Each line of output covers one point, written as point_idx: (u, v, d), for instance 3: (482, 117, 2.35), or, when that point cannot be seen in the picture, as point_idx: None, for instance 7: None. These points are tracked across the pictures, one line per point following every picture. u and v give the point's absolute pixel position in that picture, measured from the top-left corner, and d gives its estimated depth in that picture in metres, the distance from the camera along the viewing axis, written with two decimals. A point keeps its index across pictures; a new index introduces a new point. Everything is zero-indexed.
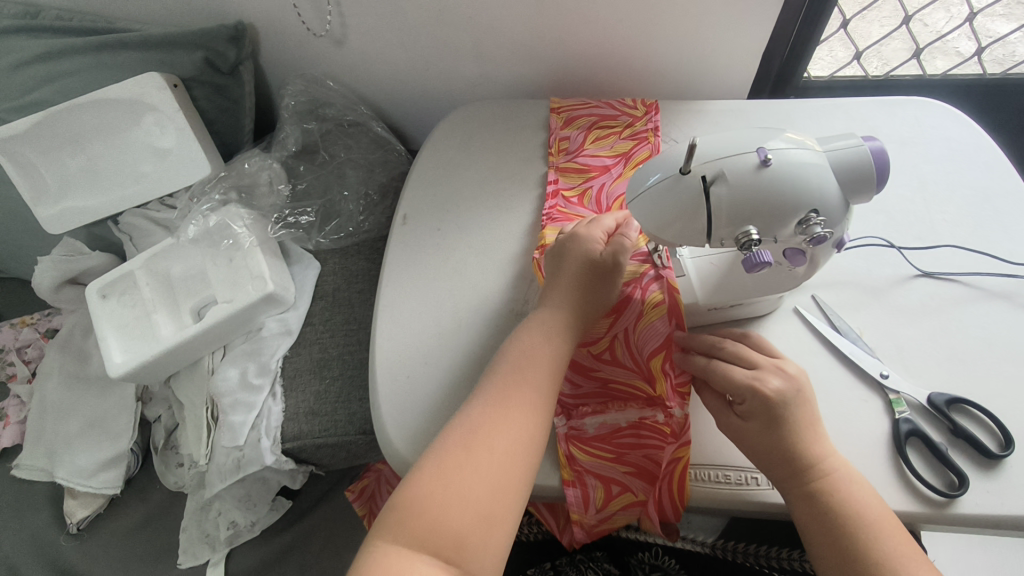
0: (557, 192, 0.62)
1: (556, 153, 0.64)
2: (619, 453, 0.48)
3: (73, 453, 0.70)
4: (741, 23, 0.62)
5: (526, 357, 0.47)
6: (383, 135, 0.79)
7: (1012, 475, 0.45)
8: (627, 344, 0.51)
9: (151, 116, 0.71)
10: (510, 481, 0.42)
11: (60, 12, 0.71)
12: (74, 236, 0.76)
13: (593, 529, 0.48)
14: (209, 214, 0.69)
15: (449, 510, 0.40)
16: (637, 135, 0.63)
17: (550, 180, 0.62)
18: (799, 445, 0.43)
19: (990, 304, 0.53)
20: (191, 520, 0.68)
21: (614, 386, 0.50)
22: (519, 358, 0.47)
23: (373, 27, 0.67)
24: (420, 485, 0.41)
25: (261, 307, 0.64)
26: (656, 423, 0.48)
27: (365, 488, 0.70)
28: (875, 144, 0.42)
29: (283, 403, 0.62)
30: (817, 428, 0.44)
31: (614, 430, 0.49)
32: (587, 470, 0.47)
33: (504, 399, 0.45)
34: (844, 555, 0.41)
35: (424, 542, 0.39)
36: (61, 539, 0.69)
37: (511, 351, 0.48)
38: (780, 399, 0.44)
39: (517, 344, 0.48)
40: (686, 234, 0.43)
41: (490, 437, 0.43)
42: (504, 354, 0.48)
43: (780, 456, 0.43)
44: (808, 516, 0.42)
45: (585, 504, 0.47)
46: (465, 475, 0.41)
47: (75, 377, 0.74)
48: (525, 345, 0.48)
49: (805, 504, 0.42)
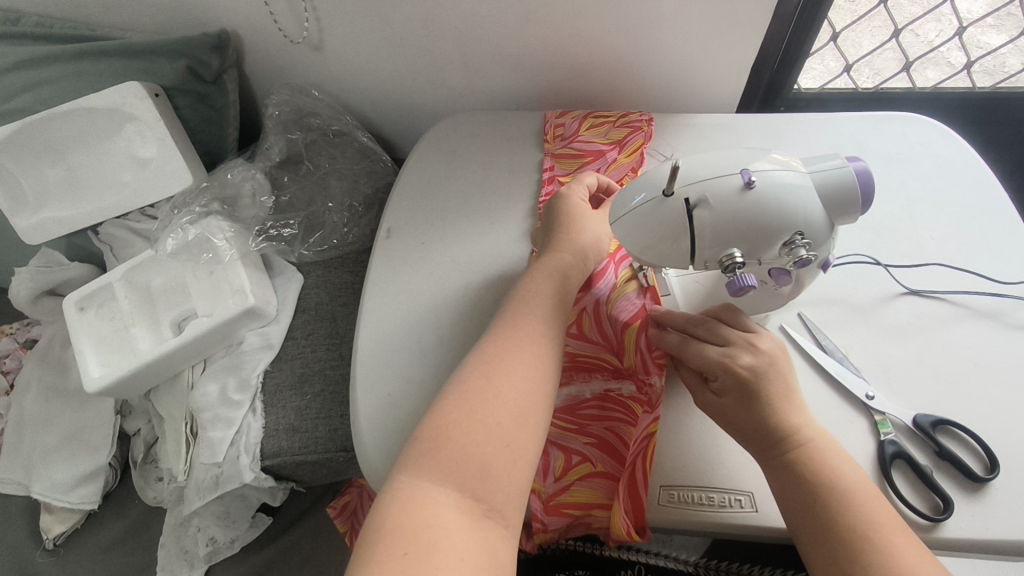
0: (554, 178, 0.63)
1: (552, 139, 0.66)
2: (581, 425, 0.49)
3: (50, 467, 0.69)
4: (728, 35, 0.62)
5: (535, 294, 0.48)
6: (368, 145, 0.78)
7: (996, 498, 0.44)
8: (595, 317, 0.52)
9: (132, 125, 0.70)
10: (531, 407, 0.42)
11: (40, 18, 0.70)
12: (54, 246, 0.75)
13: (551, 501, 0.47)
14: (188, 227, 0.68)
15: (473, 438, 0.39)
16: (631, 123, 0.65)
17: (547, 167, 0.64)
18: (773, 417, 0.42)
19: (977, 323, 0.52)
20: (169, 536, 0.66)
21: (582, 359, 0.51)
22: (530, 299, 0.48)
23: (357, 36, 0.66)
24: (442, 418, 0.40)
25: (242, 320, 0.63)
26: (622, 395, 0.50)
27: (347, 503, 0.69)
28: (860, 165, 0.41)
29: (263, 419, 0.61)
30: (792, 399, 0.43)
31: (578, 401, 0.50)
32: (551, 440, 0.49)
33: (516, 333, 0.45)
34: (826, 529, 0.39)
35: (449, 469, 0.38)
36: (37, 556, 0.68)
37: (518, 295, 0.49)
38: (752, 375, 0.43)
39: (526, 288, 0.49)
40: (669, 256, 0.42)
41: (509, 367, 0.43)
42: (514, 298, 0.49)
43: (754, 429, 0.42)
44: (781, 487, 0.41)
45: (545, 472, 0.47)
46: (486, 407, 0.41)
47: (55, 390, 0.73)
48: (531, 286, 0.49)
49: (780, 476, 0.41)
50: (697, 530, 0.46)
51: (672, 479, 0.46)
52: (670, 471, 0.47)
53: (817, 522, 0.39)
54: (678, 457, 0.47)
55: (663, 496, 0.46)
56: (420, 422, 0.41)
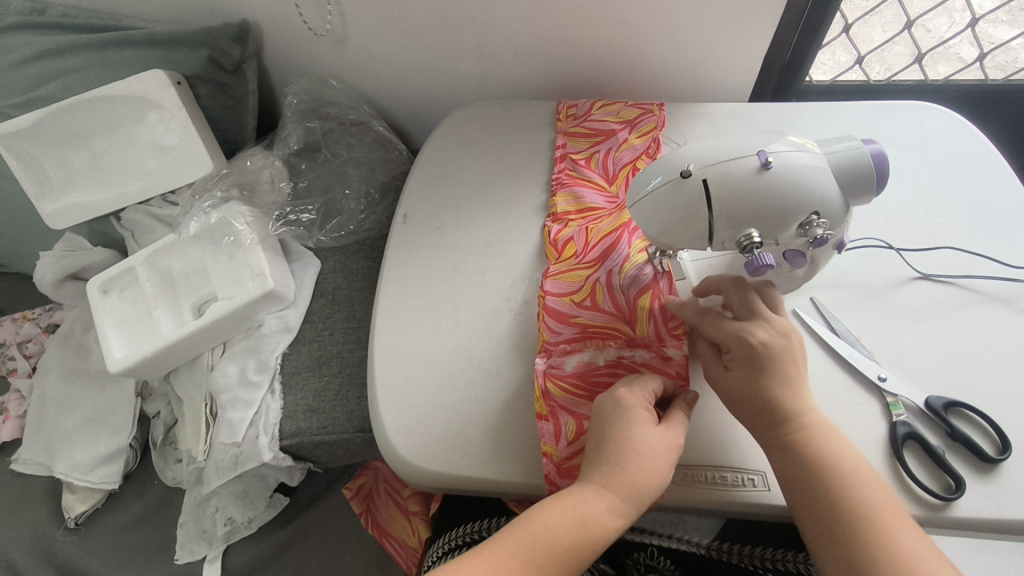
0: (565, 156, 0.64)
1: (565, 119, 0.67)
2: (593, 392, 0.49)
3: (73, 447, 0.70)
4: (742, 25, 0.62)
5: (560, 520, 0.41)
6: (384, 134, 0.80)
7: (1010, 478, 0.45)
8: (608, 288, 0.51)
9: (155, 113, 0.72)
10: None
11: (65, 9, 0.72)
12: (76, 232, 0.77)
13: (564, 465, 0.47)
14: (210, 210, 0.70)
15: None
16: (643, 105, 0.66)
17: (559, 145, 0.65)
18: (778, 396, 0.43)
19: (990, 307, 0.53)
20: (189, 515, 0.69)
21: (593, 329, 0.51)
22: (560, 526, 0.41)
23: (375, 26, 0.67)
24: None
25: (260, 303, 0.64)
26: (635, 362, 0.50)
27: (363, 485, 0.72)
28: (874, 146, 0.42)
29: (282, 400, 0.63)
30: (800, 379, 0.43)
31: (591, 368, 0.50)
32: (562, 407, 0.49)
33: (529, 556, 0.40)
34: (818, 504, 0.41)
35: None
36: (59, 534, 0.70)
37: (556, 506, 0.42)
38: (767, 349, 0.43)
39: (565, 508, 0.41)
40: (686, 238, 0.43)
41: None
42: (547, 510, 0.42)
43: (760, 406, 0.43)
44: (783, 463, 0.42)
45: (557, 437, 0.48)
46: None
47: (76, 372, 0.74)
48: (558, 505, 0.42)
49: (782, 454, 0.42)
50: (710, 508, 0.47)
51: (686, 458, 0.47)
52: (685, 450, 0.48)
53: (810, 500, 0.41)
54: (693, 437, 0.48)
55: (678, 475, 0.47)
56: None
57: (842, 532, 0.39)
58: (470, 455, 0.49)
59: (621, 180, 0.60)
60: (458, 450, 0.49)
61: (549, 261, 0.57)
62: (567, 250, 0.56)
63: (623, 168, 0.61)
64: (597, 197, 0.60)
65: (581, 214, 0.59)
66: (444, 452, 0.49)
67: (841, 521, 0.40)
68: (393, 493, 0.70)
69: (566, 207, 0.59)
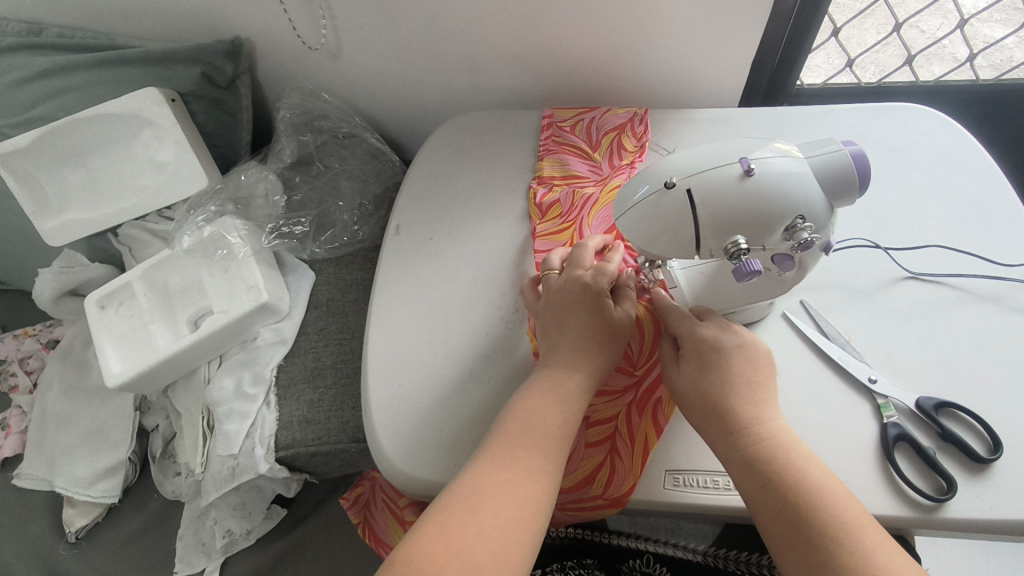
0: (551, 124, 0.69)
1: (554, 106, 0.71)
2: None
3: (71, 461, 0.71)
4: (728, 32, 0.63)
5: (546, 409, 0.43)
6: (377, 146, 0.81)
7: (1000, 479, 0.44)
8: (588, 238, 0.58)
9: (149, 131, 0.73)
10: (513, 543, 0.37)
11: (61, 30, 0.73)
12: (75, 248, 0.78)
13: None
14: (203, 225, 0.70)
15: (446, 567, 0.35)
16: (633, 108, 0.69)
17: (546, 115, 0.70)
18: (722, 386, 0.43)
19: (978, 306, 0.53)
20: (188, 528, 0.70)
21: None
22: (534, 411, 0.43)
23: (364, 39, 0.68)
24: (421, 544, 0.36)
25: (256, 316, 0.65)
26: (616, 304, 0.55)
27: (360, 495, 0.72)
28: (854, 148, 0.42)
29: (277, 411, 0.63)
30: (738, 364, 0.44)
31: None
32: None
33: (512, 462, 0.41)
34: (770, 487, 0.39)
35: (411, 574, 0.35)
36: (59, 548, 0.70)
37: (519, 401, 0.44)
38: (717, 344, 0.45)
39: (526, 398, 0.44)
40: (674, 247, 0.43)
41: (496, 505, 0.38)
42: (514, 404, 0.44)
43: (699, 393, 0.43)
44: (727, 449, 0.42)
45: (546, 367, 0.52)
46: (481, 513, 0.38)
47: (75, 388, 0.75)
48: (535, 396, 0.44)
49: (725, 442, 0.42)
50: (703, 514, 0.46)
51: (678, 463, 0.47)
52: (675, 454, 0.47)
53: (760, 480, 0.39)
54: (683, 442, 0.48)
55: (669, 481, 0.46)
56: (411, 530, 0.38)
57: (797, 512, 0.38)
58: (460, 466, 0.49)
59: (604, 146, 0.66)
60: (450, 459, 0.49)
61: (534, 220, 0.62)
62: (552, 211, 0.61)
63: (607, 135, 0.67)
64: (582, 164, 0.65)
65: (565, 179, 0.64)
66: (435, 458, 0.49)
67: (792, 498, 0.38)
68: (384, 500, 0.69)
69: (552, 171, 0.64)
